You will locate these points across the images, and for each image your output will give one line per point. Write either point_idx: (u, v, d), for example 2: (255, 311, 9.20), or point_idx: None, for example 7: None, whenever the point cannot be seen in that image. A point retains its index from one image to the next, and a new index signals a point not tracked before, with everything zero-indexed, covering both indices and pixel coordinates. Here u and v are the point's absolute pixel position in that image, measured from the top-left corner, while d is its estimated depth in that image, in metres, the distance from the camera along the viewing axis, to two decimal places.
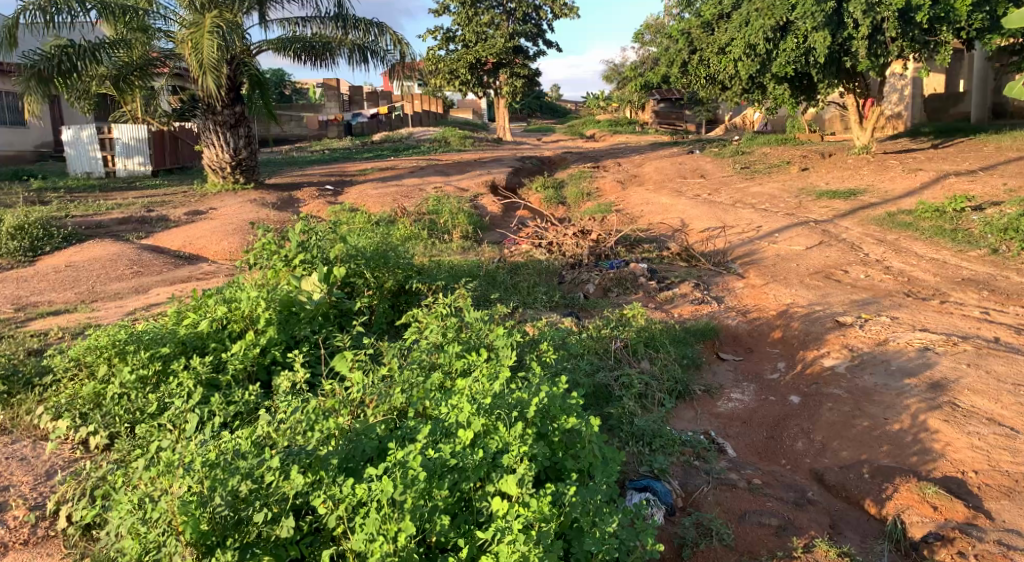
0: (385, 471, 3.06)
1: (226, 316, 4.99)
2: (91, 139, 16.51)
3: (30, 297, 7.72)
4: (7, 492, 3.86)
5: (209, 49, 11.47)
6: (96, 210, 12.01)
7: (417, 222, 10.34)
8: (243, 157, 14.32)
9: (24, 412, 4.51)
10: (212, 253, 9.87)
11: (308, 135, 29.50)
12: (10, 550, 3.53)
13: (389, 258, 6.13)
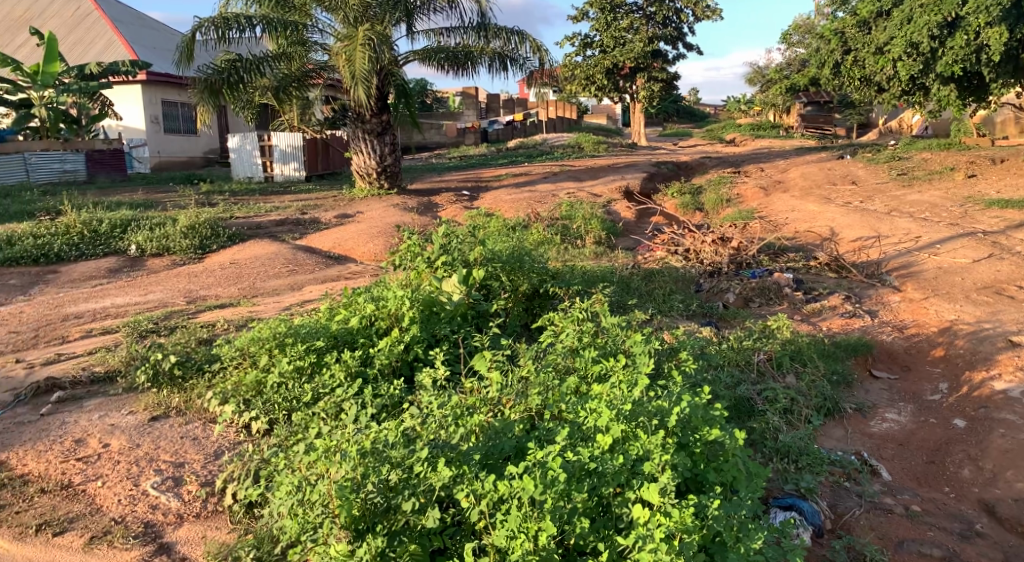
0: (525, 470, 3.09)
1: (374, 314, 5.22)
2: (253, 146, 17.70)
3: (200, 291, 8.40)
4: (182, 468, 4.22)
5: (361, 61, 12.09)
6: (256, 212, 12.89)
7: (551, 227, 10.42)
8: (389, 163, 14.96)
9: (196, 396, 4.90)
10: (359, 254, 10.37)
11: (446, 142, 30.38)
12: (185, 521, 3.84)
13: (525, 262, 6.20)
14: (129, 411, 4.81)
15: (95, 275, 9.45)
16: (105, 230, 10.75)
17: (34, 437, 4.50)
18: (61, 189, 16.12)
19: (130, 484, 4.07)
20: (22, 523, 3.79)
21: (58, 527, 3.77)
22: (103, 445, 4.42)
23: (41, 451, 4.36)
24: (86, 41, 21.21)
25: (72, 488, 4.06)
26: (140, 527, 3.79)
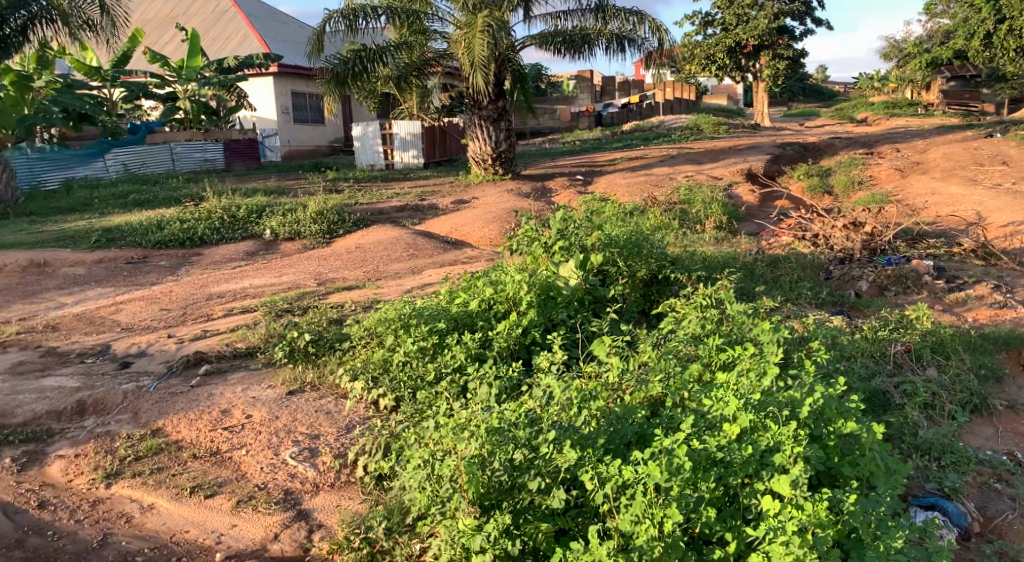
0: (650, 456, 3.08)
1: (493, 298, 5.30)
2: (375, 134, 18.30)
3: (329, 273, 8.77)
4: (318, 440, 4.45)
5: (480, 48, 12.22)
6: (379, 198, 13.33)
7: (669, 211, 10.21)
8: (504, 149, 15.07)
9: (328, 372, 5.14)
10: (475, 239, 10.52)
11: (560, 126, 30.31)
12: (321, 490, 4.05)
13: (644, 247, 6.10)
14: (269, 384, 5.11)
15: (234, 257, 10.06)
16: (243, 216, 11.40)
17: (186, 406, 4.86)
18: (203, 177, 17.25)
19: (271, 454, 4.33)
20: (178, 485, 4.09)
21: (209, 490, 4.04)
22: (246, 416, 4.72)
23: (192, 419, 4.70)
24: (223, 37, 22.43)
25: (220, 455, 4.35)
26: (281, 493, 4.01)
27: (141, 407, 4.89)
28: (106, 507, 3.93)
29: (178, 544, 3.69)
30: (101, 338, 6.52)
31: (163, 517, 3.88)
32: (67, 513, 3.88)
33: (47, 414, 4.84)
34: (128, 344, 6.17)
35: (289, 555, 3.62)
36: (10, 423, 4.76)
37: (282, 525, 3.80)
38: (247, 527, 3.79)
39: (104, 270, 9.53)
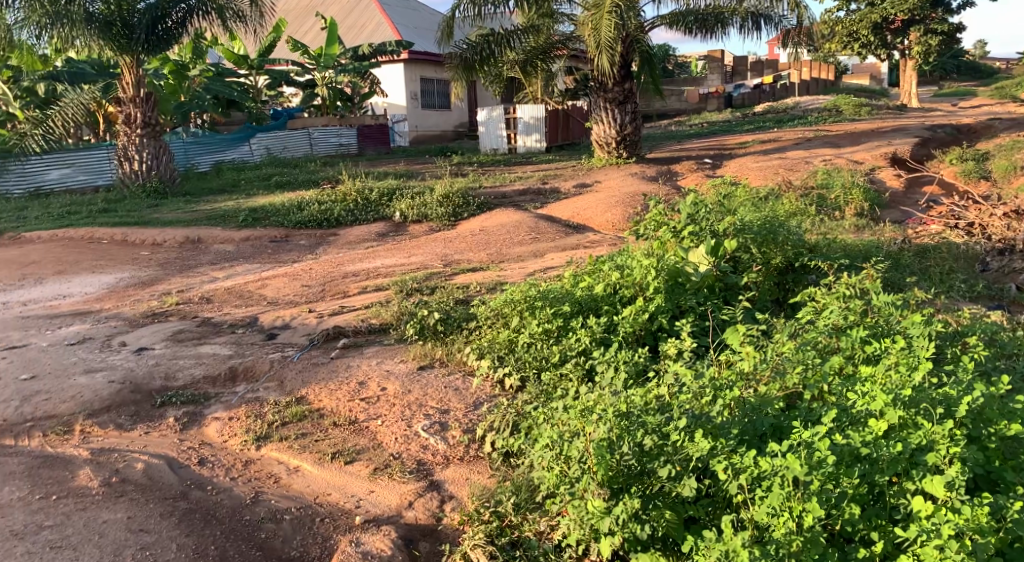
0: (789, 449, 2.98)
1: (620, 282, 5.25)
2: (499, 119, 18.43)
3: (454, 255, 8.95)
4: (447, 415, 4.58)
5: (607, 29, 12.08)
6: (502, 182, 13.49)
7: (804, 196, 9.77)
8: (629, 132, 14.85)
9: (456, 349, 5.27)
10: (599, 223, 10.44)
11: (688, 108, 29.57)
12: (451, 463, 4.18)
13: (780, 233, 5.85)
14: (401, 359, 5.31)
15: (366, 238, 10.46)
16: (375, 198, 11.81)
17: (326, 377, 5.13)
18: (338, 161, 18.00)
19: (404, 425, 4.50)
20: (320, 450, 4.32)
21: (348, 457, 4.25)
22: (381, 389, 4.92)
23: (332, 389, 4.95)
24: (359, 25, 23.23)
25: (357, 424, 4.57)
26: (414, 464, 4.17)
27: (286, 376, 5.20)
28: (257, 468, 4.19)
29: (321, 505, 3.87)
30: (248, 310, 6.96)
31: (307, 480, 4.09)
32: (223, 470, 4.15)
33: (203, 378, 5.22)
34: (273, 317, 6.55)
35: (423, 523, 3.75)
36: (172, 385, 5.16)
37: (416, 493, 3.93)
38: (384, 493, 3.95)
39: (249, 248, 10.14)
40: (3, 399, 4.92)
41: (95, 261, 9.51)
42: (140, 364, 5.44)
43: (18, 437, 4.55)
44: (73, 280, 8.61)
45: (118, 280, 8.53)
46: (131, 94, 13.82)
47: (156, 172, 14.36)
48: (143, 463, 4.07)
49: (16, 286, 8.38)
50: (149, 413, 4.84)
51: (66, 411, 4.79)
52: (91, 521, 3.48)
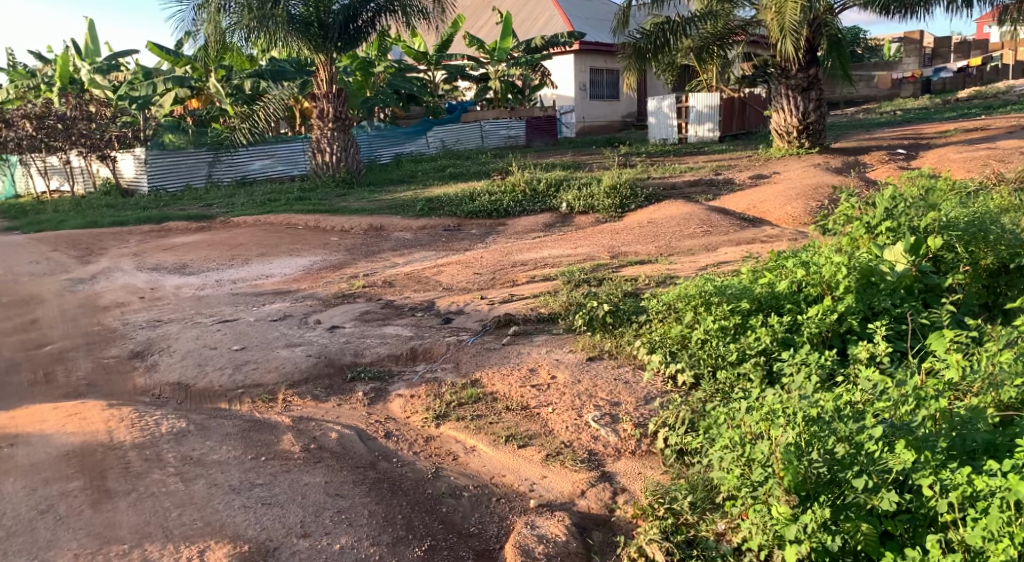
0: (1010, 470, 2.74)
1: (804, 280, 4.99)
2: (671, 108, 18.04)
3: (623, 247, 8.88)
4: (618, 407, 4.56)
5: (791, 13, 11.49)
6: (673, 172, 13.21)
7: (1019, 191, 8.81)
8: (812, 121, 14.05)
9: (626, 342, 5.24)
10: (776, 216, 9.96)
11: (878, 95, 27.61)
12: (623, 456, 4.16)
13: (994, 233, 5.21)
14: (570, 349, 5.35)
15: (534, 228, 10.62)
16: (543, 189, 11.95)
17: (499, 362, 5.27)
18: (508, 153, 18.38)
19: (575, 414, 4.54)
20: (494, 433, 4.44)
21: (521, 441, 4.35)
22: (551, 376, 4.99)
23: (505, 374, 5.08)
24: (532, 18, 23.53)
25: (529, 410, 4.66)
26: (585, 453, 4.19)
27: (461, 358, 5.40)
28: (437, 445, 4.39)
29: (497, 486, 3.99)
30: (426, 295, 7.27)
31: (483, 460, 4.22)
32: (407, 444, 4.39)
33: (387, 356, 5.54)
34: (448, 302, 6.80)
35: (596, 513, 3.76)
36: (360, 361, 5.50)
37: (589, 483, 3.96)
38: (557, 480, 4.01)
39: (426, 236, 10.59)
40: (217, 365, 5.45)
41: (292, 245, 10.31)
42: (332, 340, 5.85)
43: (230, 401, 5.03)
44: (274, 262, 9.37)
45: (311, 263, 9.19)
46: (325, 90, 14.76)
47: (344, 163, 15.33)
48: (337, 433, 4.38)
49: (226, 266, 9.25)
50: (341, 387, 5.20)
51: (270, 380, 5.24)
52: (294, 482, 3.78)
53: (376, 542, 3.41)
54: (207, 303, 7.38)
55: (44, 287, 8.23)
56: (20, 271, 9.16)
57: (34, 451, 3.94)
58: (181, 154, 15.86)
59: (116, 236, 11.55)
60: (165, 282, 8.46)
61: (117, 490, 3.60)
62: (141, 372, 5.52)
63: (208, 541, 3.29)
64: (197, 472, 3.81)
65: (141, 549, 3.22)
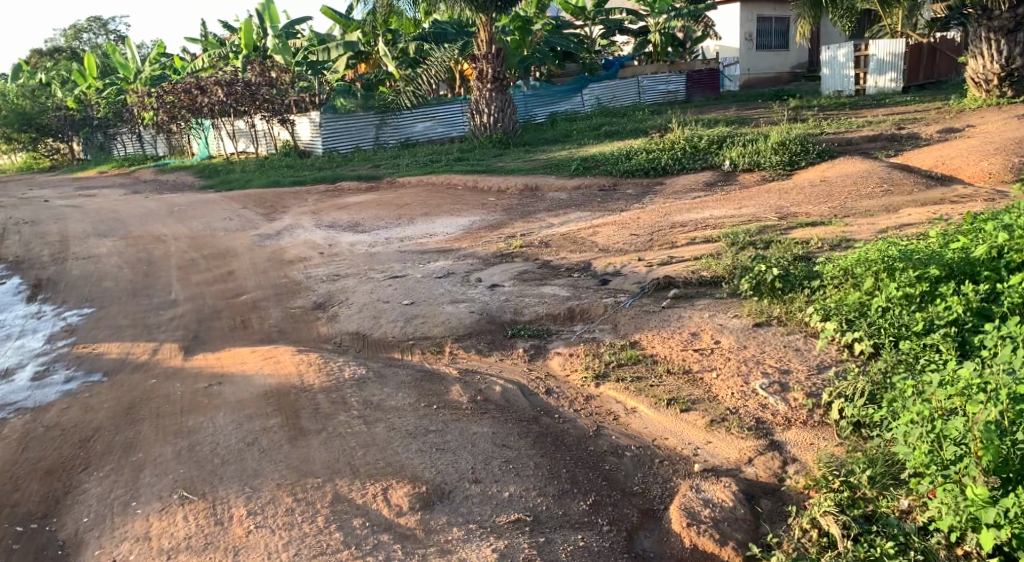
0: None
1: (1006, 245, 4.56)
2: (847, 58, 16.81)
3: (792, 208, 8.45)
4: (788, 376, 4.40)
5: None
6: (849, 127, 12.35)
7: None
8: (1016, 67, 12.62)
9: (797, 309, 5.03)
10: (968, 174, 9.13)
11: None
12: (793, 426, 4.03)
13: None
14: (735, 314, 5.21)
15: (696, 187, 10.33)
16: (705, 146, 11.57)
17: (660, 324, 5.22)
18: (666, 109, 17.89)
19: (740, 380, 4.43)
20: (656, 395, 4.43)
21: (684, 405, 4.31)
22: (715, 341, 4.89)
23: (666, 337, 5.04)
24: None
25: (692, 374, 4.59)
26: (753, 421, 4.09)
27: (620, 320, 5.40)
28: (597, 404, 4.44)
29: (659, 448, 3.99)
30: (583, 256, 7.28)
31: (645, 422, 4.22)
32: (568, 401, 4.47)
33: (546, 315, 5.63)
34: (605, 263, 6.78)
35: (764, 481, 3.68)
36: (520, 320, 5.63)
37: (756, 451, 3.88)
38: (722, 446, 3.95)
39: (582, 196, 10.57)
40: (390, 318, 5.77)
41: (453, 204, 10.63)
42: (493, 298, 6.01)
43: (403, 352, 5.32)
44: (436, 221, 9.72)
45: (472, 222, 9.44)
46: (485, 51, 14.86)
47: (501, 124, 15.55)
48: (500, 387, 4.52)
49: (393, 224, 9.69)
50: (502, 342, 5.36)
51: (438, 333, 5.48)
52: (464, 431, 3.95)
53: (543, 493, 3.51)
54: (378, 259, 7.78)
55: (238, 242, 8.97)
56: (215, 226, 10.06)
57: (237, 389, 4.36)
58: (352, 117, 16.71)
59: (296, 194, 12.38)
60: (340, 238, 9.00)
61: (310, 429, 3.92)
62: (323, 322, 5.95)
63: (389, 480, 3.52)
64: (377, 416, 4.07)
65: (333, 483, 3.49)
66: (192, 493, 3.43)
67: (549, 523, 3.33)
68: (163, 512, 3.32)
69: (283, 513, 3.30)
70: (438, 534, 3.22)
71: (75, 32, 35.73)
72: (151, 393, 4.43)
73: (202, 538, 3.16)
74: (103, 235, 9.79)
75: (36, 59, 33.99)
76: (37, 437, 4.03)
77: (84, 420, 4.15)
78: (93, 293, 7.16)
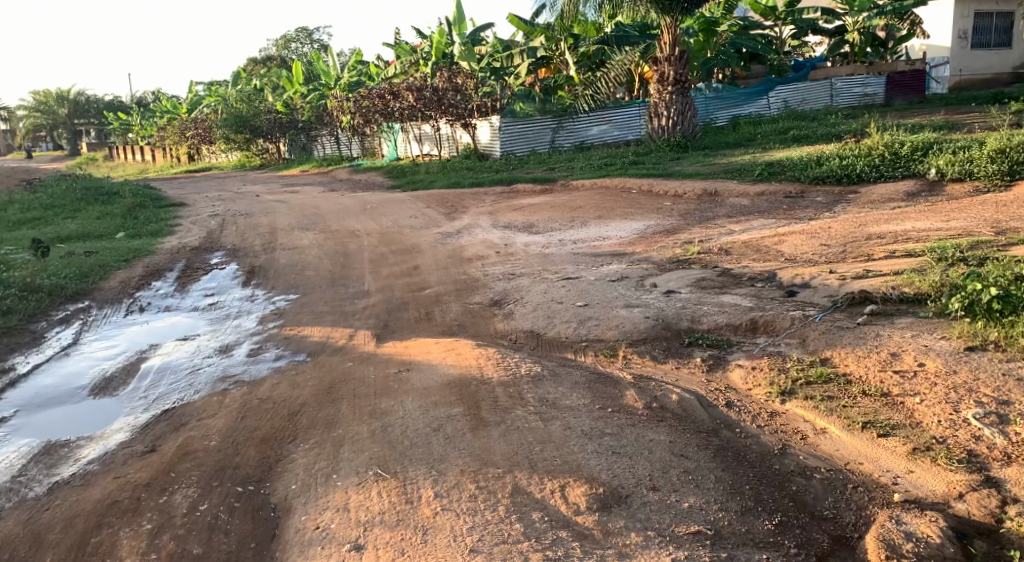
0: None
1: None
2: None
3: (1010, 222, 7.65)
4: (1008, 407, 3.99)
5: None
6: None
7: None
8: None
9: (1017, 334, 4.53)
10: None
11: None
12: (1014, 463, 3.66)
13: None
14: (942, 335, 4.79)
15: (894, 197, 9.59)
16: (906, 153, 10.72)
17: (855, 341, 4.90)
18: (863, 113, 16.74)
19: (948, 408, 4.07)
20: (849, 417, 4.16)
21: (882, 429, 4.02)
22: (919, 364, 4.51)
23: (860, 355, 4.72)
24: None
25: (891, 397, 4.27)
26: (964, 453, 3.76)
27: (808, 335, 5.11)
28: (782, 421, 4.23)
29: (853, 472, 3.75)
30: (767, 266, 6.97)
31: (836, 445, 3.98)
32: (750, 416, 4.29)
33: (726, 325, 5.45)
34: (792, 274, 6.44)
35: (978, 521, 3.38)
36: (698, 328, 5.49)
37: (969, 486, 3.56)
38: (927, 477, 3.66)
39: (765, 202, 10.13)
40: (564, 319, 5.81)
41: (627, 208, 10.54)
42: (669, 304, 5.90)
43: (576, 352, 5.35)
44: (610, 224, 9.68)
45: (647, 227, 9.32)
46: (667, 53, 14.60)
47: (681, 127, 15.25)
48: (677, 395, 4.42)
49: (568, 227, 9.76)
50: (679, 350, 5.25)
51: (611, 336, 5.47)
52: (640, 437, 3.91)
53: (725, 508, 3.41)
54: (553, 260, 7.87)
55: (421, 239, 9.41)
56: (402, 223, 10.61)
57: (424, 377, 4.58)
58: (530, 122, 17.15)
59: (475, 195, 12.79)
60: (516, 239, 9.19)
61: (490, 420, 4.04)
62: (499, 318, 6.10)
63: (567, 478, 3.55)
64: (553, 414, 4.12)
65: (513, 474, 3.58)
66: (385, 471, 3.64)
67: (730, 539, 3.22)
68: (360, 486, 3.55)
69: (467, 498, 3.42)
70: (616, 537, 3.20)
71: (284, 42, 39.00)
72: (347, 374, 4.75)
73: (394, 515, 3.34)
74: (304, 228, 10.61)
75: (251, 67, 37.47)
76: (253, 407, 4.43)
77: (291, 396, 4.51)
78: (297, 281, 7.77)
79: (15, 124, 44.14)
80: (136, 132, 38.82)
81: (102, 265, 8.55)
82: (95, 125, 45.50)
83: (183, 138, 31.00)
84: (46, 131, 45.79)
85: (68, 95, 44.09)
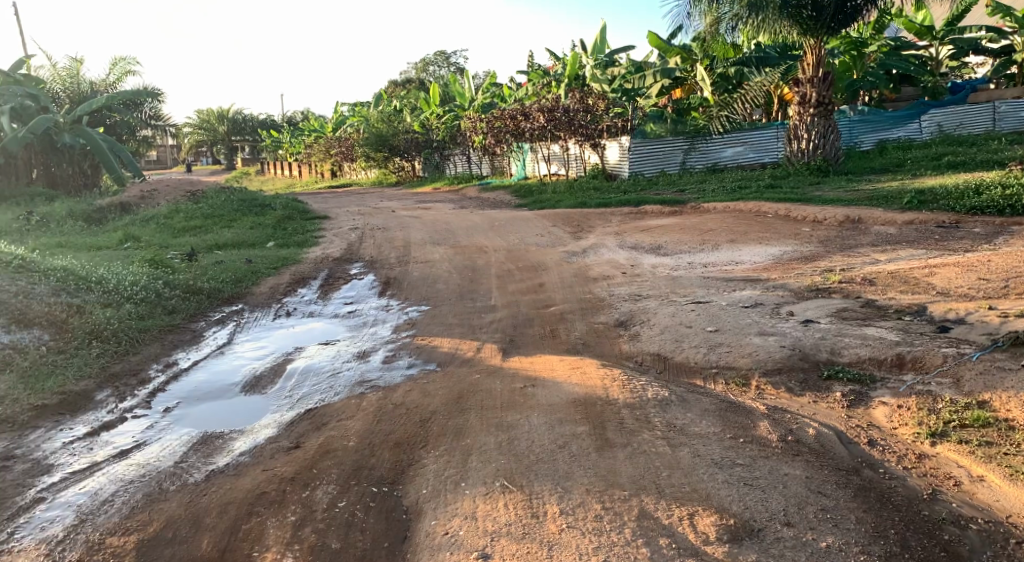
0: None
1: None
2: None
3: None
4: None
5: None
6: None
7: None
8: None
9: None
10: None
11: None
12: None
13: None
14: None
15: None
16: None
17: (1017, 384, 4.52)
18: None
19: None
20: (1011, 466, 3.85)
21: None
22: None
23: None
24: None
25: None
26: None
27: (963, 374, 4.76)
28: (933, 465, 3.96)
29: (1015, 527, 3.46)
30: (915, 298, 6.56)
31: (996, 495, 3.68)
32: (895, 457, 4.04)
33: (869, 359, 5.17)
34: (944, 308, 6.02)
35: None
36: (838, 361, 5.23)
37: None
38: None
39: (914, 232, 9.55)
40: (693, 344, 5.70)
41: (761, 233, 10.21)
42: (808, 334, 5.64)
43: (705, 379, 5.22)
44: (743, 248, 9.41)
45: (783, 253, 8.99)
46: (810, 75, 14.09)
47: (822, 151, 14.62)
48: (814, 429, 4.22)
49: (697, 249, 9.58)
50: (817, 383, 5.02)
51: (743, 364, 5.30)
52: (775, 470, 3.76)
53: (867, 551, 3.23)
54: (682, 283, 7.73)
55: (549, 257, 9.48)
56: (530, 241, 10.74)
57: (550, 394, 4.60)
58: (659, 142, 16.80)
59: (603, 215, 12.77)
60: (644, 260, 9.10)
61: (617, 441, 4.00)
62: (625, 340, 6.05)
63: (696, 506, 3.47)
64: (681, 440, 4.03)
65: (639, 498, 3.53)
66: (512, 484, 3.68)
67: None
68: (488, 497, 3.61)
69: (593, 518, 3.40)
70: None
71: (423, 65, 40.61)
72: (475, 386, 4.84)
73: (521, 527, 3.37)
74: (437, 242, 10.95)
75: (391, 89, 39.11)
76: (387, 412, 4.60)
77: (423, 404, 4.65)
78: (429, 293, 8.01)
79: (180, 140, 47.97)
80: (284, 148, 41.30)
81: (254, 272, 9.13)
82: (249, 142, 48.79)
83: (327, 155, 32.66)
84: (207, 147, 49.45)
85: (227, 114, 47.52)
